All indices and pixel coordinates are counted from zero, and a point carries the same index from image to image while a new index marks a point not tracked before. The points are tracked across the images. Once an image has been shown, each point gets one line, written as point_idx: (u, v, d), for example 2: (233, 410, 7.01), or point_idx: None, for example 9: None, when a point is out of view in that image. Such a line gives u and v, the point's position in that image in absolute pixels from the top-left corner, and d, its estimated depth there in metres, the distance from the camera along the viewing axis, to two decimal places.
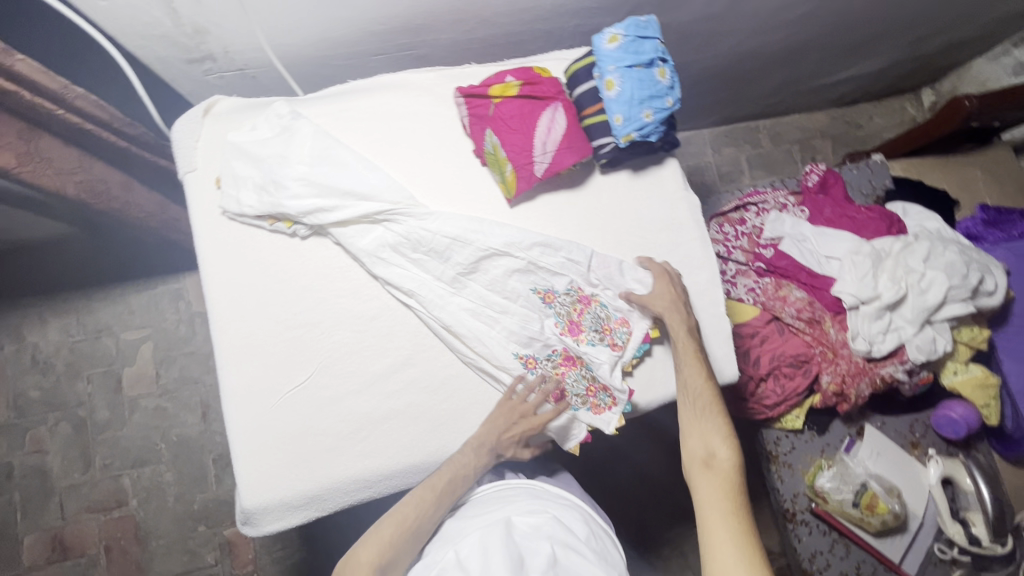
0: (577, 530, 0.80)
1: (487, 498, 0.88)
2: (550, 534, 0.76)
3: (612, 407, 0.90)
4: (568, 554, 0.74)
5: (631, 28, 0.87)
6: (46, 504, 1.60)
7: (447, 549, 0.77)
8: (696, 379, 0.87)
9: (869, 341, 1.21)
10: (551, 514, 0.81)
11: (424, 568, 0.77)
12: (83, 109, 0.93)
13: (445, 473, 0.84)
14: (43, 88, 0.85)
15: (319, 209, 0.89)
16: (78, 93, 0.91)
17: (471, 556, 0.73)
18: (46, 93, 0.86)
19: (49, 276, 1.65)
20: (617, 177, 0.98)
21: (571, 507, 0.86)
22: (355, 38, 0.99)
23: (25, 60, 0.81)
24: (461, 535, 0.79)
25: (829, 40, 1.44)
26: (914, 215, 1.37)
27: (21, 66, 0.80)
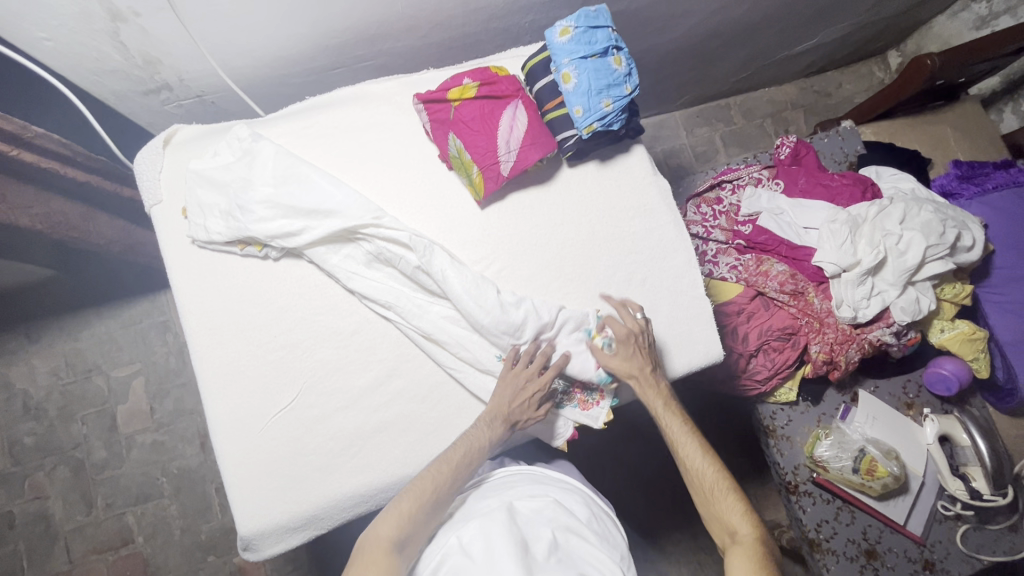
0: (578, 512, 0.81)
1: (485, 488, 0.86)
2: (552, 517, 0.77)
3: (600, 402, 0.91)
4: (569, 537, 0.75)
5: (581, 18, 0.86)
6: (51, 549, 1.59)
7: (448, 535, 0.76)
8: (696, 457, 0.87)
9: (854, 308, 1.20)
10: (552, 497, 0.81)
11: (427, 556, 0.76)
12: (43, 148, 0.93)
13: (467, 446, 0.82)
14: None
15: (287, 230, 0.88)
16: (37, 132, 0.90)
17: (473, 541, 0.72)
18: (5, 134, 0.86)
19: (33, 321, 1.64)
20: (585, 169, 0.98)
21: (571, 490, 0.86)
22: (310, 54, 0.99)
23: None
24: (463, 521, 0.78)
25: (789, 12, 1.44)
26: (888, 178, 1.37)
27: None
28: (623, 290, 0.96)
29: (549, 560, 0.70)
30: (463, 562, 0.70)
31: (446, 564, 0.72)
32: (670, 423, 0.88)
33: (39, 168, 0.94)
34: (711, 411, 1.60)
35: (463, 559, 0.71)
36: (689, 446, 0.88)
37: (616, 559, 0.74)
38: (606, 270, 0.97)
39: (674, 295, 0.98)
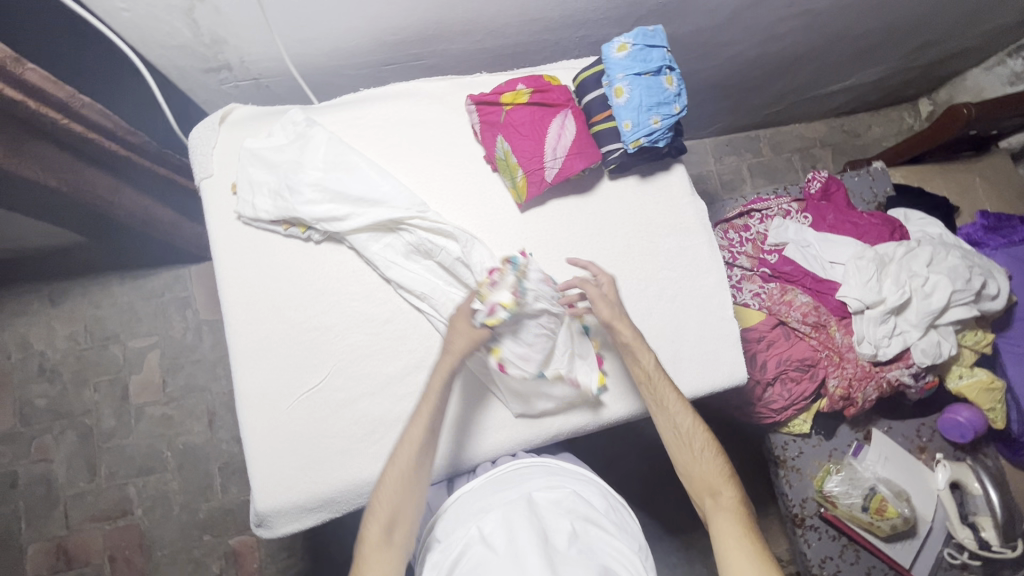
0: (596, 504, 0.82)
1: (500, 472, 0.87)
2: (571, 508, 0.78)
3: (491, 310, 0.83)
4: (588, 528, 0.75)
5: (639, 37, 0.88)
6: (50, 513, 1.59)
7: (468, 526, 0.77)
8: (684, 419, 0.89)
9: (875, 345, 1.22)
10: (570, 489, 0.82)
11: (446, 544, 0.77)
12: (90, 119, 0.92)
13: (429, 410, 0.82)
14: (50, 97, 0.83)
15: (333, 215, 0.90)
16: (84, 102, 0.89)
17: (495, 533, 0.74)
18: (54, 101, 0.84)
19: (57, 285, 1.66)
20: (625, 182, 1.00)
21: (588, 482, 0.86)
22: (368, 48, 1.02)
23: (35, 68, 0.79)
24: (482, 512, 0.79)
25: (828, 51, 1.47)
26: (916, 221, 1.39)
27: (30, 75, 0.79)
28: (652, 304, 0.98)
29: (570, 550, 0.71)
30: (486, 553, 0.71)
31: (467, 555, 0.73)
32: (661, 383, 0.89)
33: (84, 138, 0.93)
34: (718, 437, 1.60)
35: (485, 552, 0.72)
36: (677, 407, 0.89)
37: (634, 549, 0.75)
38: (637, 285, 0.98)
39: (702, 314, 0.99)
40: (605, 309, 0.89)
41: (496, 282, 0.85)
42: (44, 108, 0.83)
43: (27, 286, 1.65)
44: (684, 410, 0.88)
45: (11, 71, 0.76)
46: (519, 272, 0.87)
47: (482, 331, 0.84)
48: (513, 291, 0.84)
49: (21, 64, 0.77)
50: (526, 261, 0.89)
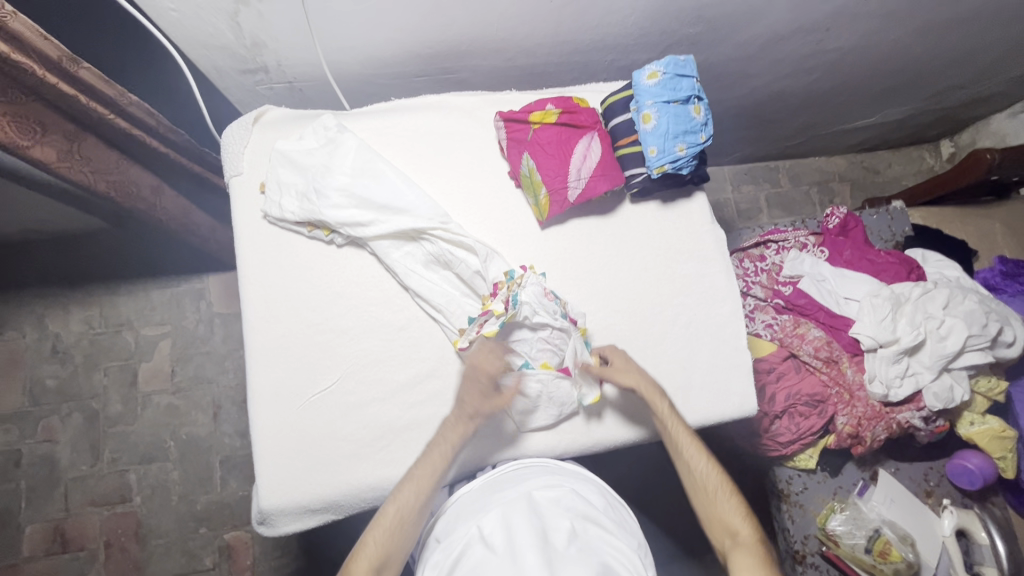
0: (594, 502, 0.82)
1: (499, 473, 0.88)
2: (570, 505, 0.78)
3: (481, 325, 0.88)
4: (587, 526, 0.75)
5: (670, 66, 0.89)
6: (51, 494, 1.60)
7: (468, 525, 0.77)
8: (700, 462, 0.90)
9: (887, 385, 1.21)
10: (568, 487, 0.82)
11: (445, 546, 0.77)
12: (136, 118, 0.94)
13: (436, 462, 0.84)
14: (100, 94, 0.85)
15: (357, 221, 0.92)
16: (132, 100, 0.91)
17: (495, 533, 0.74)
18: (103, 98, 0.87)
19: (76, 269, 1.68)
20: (646, 207, 1.01)
21: (586, 480, 0.86)
22: (402, 59, 1.04)
23: (88, 68, 0.81)
24: (482, 511, 0.79)
25: (853, 89, 1.48)
26: (934, 263, 1.38)
27: (84, 73, 0.81)
28: (666, 329, 0.98)
29: (569, 549, 0.70)
30: (486, 551, 0.71)
31: (466, 554, 0.73)
32: (675, 425, 0.91)
33: (126, 135, 0.95)
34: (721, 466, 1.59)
35: (484, 552, 0.72)
36: (691, 447, 0.91)
37: (632, 547, 0.75)
38: (653, 309, 0.98)
39: (716, 342, 0.99)
40: (618, 376, 0.90)
41: (494, 293, 0.90)
42: (93, 104, 0.86)
43: (45, 267, 1.68)
44: (700, 453, 0.90)
45: (66, 69, 0.79)
46: (514, 283, 0.90)
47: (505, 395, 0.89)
48: (505, 300, 0.88)
49: (77, 64, 0.80)
50: (523, 274, 0.92)
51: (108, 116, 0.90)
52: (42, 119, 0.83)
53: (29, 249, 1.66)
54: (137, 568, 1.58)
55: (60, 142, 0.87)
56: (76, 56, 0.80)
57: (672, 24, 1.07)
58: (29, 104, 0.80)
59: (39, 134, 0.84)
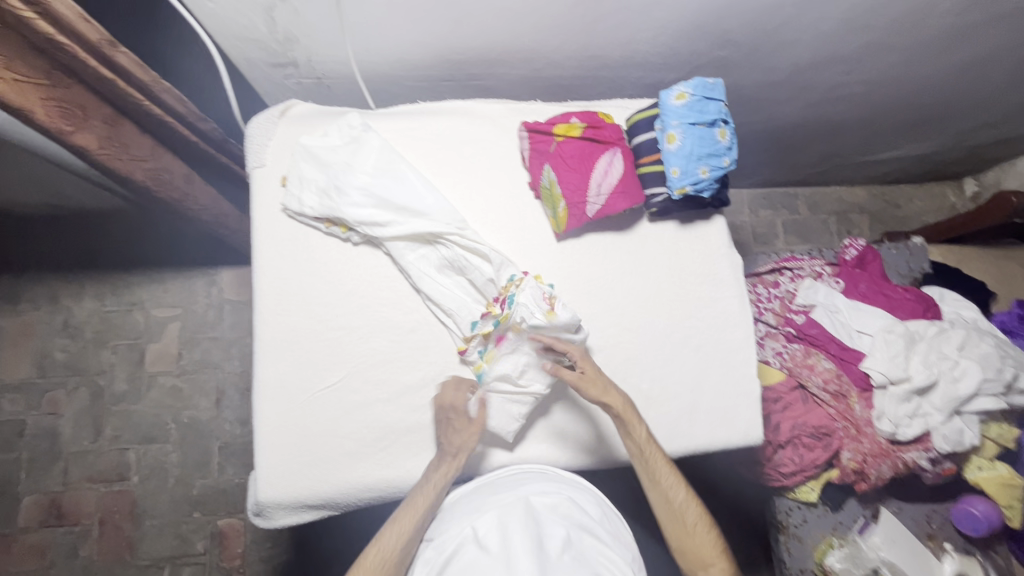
0: (591, 511, 0.81)
1: (492, 478, 0.88)
2: (566, 514, 0.78)
3: (482, 328, 0.90)
4: (582, 536, 0.74)
5: (698, 88, 0.89)
6: (51, 467, 1.62)
7: (463, 525, 0.78)
8: (679, 494, 0.91)
9: (895, 424, 1.19)
10: (566, 495, 0.82)
11: (440, 542, 0.78)
12: (167, 104, 0.96)
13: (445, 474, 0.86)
14: (137, 80, 0.88)
15: (375, 221, 0.92)
16: (164, 87, 0.93)
17: (488, 534, 0.73)
18: (138, 83, 0.90)
19: (92, 246, 1.70)
20: (664, 227, 1.01)
21: (584, 490, 0.86)
22: (431, 63, 1.05)
23: (126, 52, 0.84)
24: (478, 512, 0.79)
25: (880, 121, 1.47)
26: (950, 302, 1.36)
27: (121, 58, 0.84)
28: (674, 351, 0.97)
29: (563, 557, 0.69)
30: (479, 553, 0.71)
31: (460, 555, 0.73)
32: (653, 454, 0.89)
33: (158, 121, 0.98)
34: (719, 491, 1.57)
35: (476, 552, 0.71)
36: (671, 481, 0.91)
37: (626, 559, 0.74)
38: (663, 329, 0.98)
39: (725, 367, 0.98)
40: (589, 386, 0.87)
41: (497, 298, 0.91)
42: (129, 89, 0.89)
43: (63, 243, 1.70)
44: (679, 486, 0.91)
45: (105, 52, 0.81)
46: (513, 286, 0.89)
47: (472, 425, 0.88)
48: (503, 303, 0.88)
49: (115, 48, 0.83)
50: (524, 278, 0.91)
51: (143, 102, 0.93)
52: (83, 104, 0.87)
53: (50, 224, 1.69)
54: (129, 547, 1.59)
55: (98, 126, 0.90)
56: (114, 40, 0.82)
57: (703, 46, 1.07)
58: (70, 89, 0.84)
59: (80, 121, 0.86)
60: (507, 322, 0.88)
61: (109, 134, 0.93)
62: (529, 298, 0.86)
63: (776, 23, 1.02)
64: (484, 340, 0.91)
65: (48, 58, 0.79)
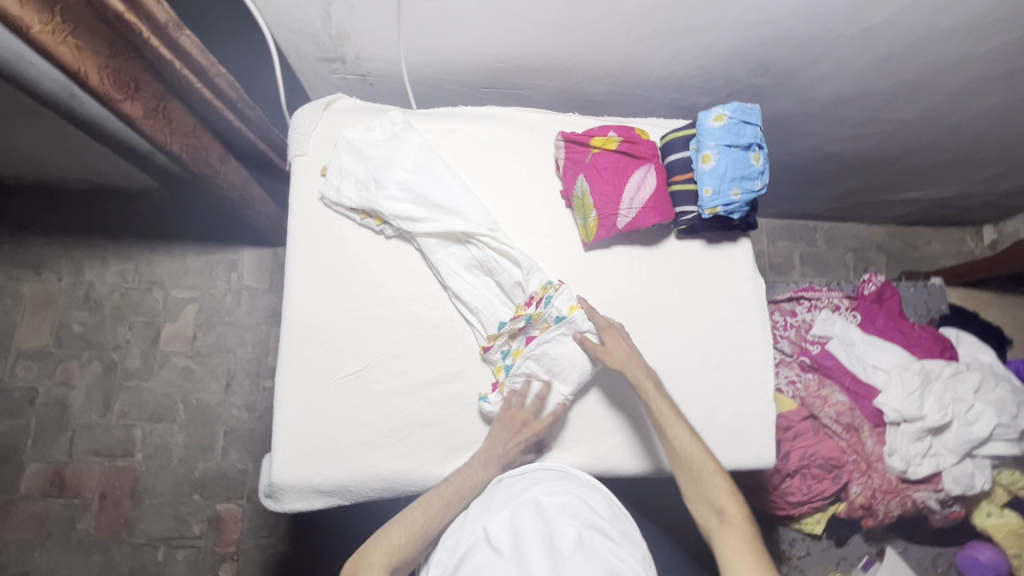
0: (600, 511, 0.80)
1: (504, 480, 0.87)
2: (576, 514, 0.77)
3: (512, 327, 0.92)
4: (594, 534, 0.73)
5: (737, 111, 0.90)
6: (58, 437, 1.63)
7: (475, 526, 0.78)
8: (685, 438, 0.88)
9: (906, 461, 1.19)
10: (575, 495, 0.81)
11: (451, 542, 0.79)
12: (220, 88, 1.01)
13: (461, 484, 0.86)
14: (194, 62, 0.93)
15: (411, 216, 0.94)
16: (219, 73, 0.98)
17: (501, 535, 0.74)
18: (194, 66, 0.93)
19: (120, 223, 1.74)
20: (691, 245, 1.02)
21: (593, 489, 0.85)
22: (474, 69, 1.08)
23: (188, 35, 0.88)
24: (489, 513, 0.80)
25: (906, 161, 1.49)
26: (968, 345, 1.36)
27: (183, 39, 0.88)
28: (694, 368, 0.98)
29: (575, 556, 0.69)
30: (491, 554, 0.72)
31: (472, 555, 0.73)
32: (658, 401, 0.90)
33: (207, 105, 1.01)
34: None
35: (490, 553, 0.72)
36: (675, 423, 0.89)
37: (638, 558, 0.73)
38: (684, 346, 0.99)
39: (742, 389, 0.99)
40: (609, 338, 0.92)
41: (528, 300, 0.94)
42: (185, 70, 0.92)
43: (93, 218, 1.73)
44: (684, 430, 0.88)
45: (169, 34, 0.86)
46: (550, 288, 0.94)
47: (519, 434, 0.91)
48: (537, 302, 0.92)
49: (179, 30, 0.87)
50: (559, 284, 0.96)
51: (196, 83, 0.96)
52: (136, 77, 0.90)
53: (83, 199, 1.73)
54: (126, 524, 1.59)
55: (146, 99, 0.94)
56: (178, 22, 0.87)
57: (740, 72, 1.10)
58: (127, 62, 0.87)
59: (132, 90, 0.89)
60: (540, 319, 0.92)
61: (154, 107, 0.95)
62: (566, 301, 0.93)
63: (816, 56, 1.04)
64: (509, 340, 0.93)
65: (113, 30, 0.82)
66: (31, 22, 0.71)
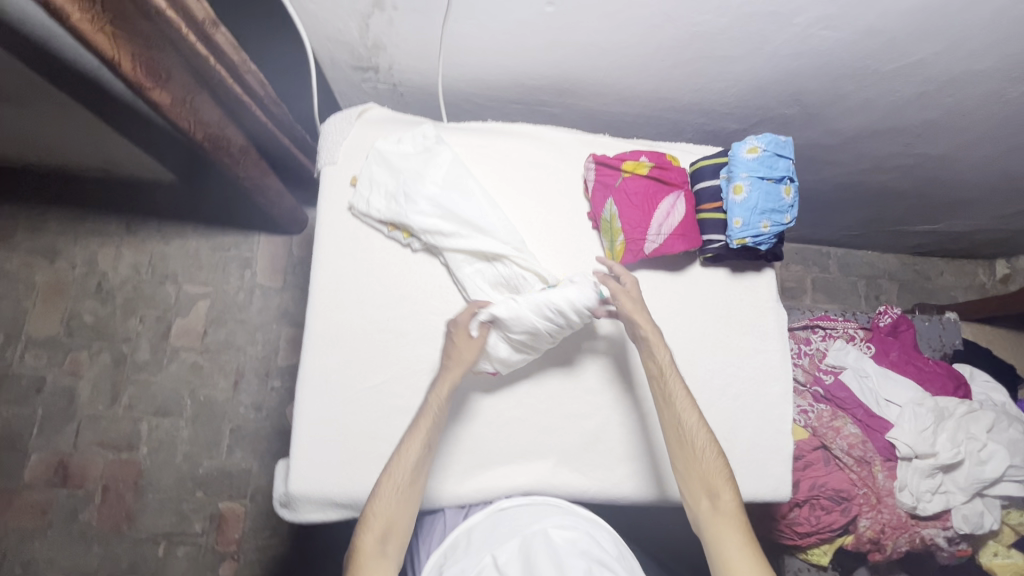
0: (608, 549, 0.82)
1: (506, 508, 0.92)
2: (585, 549, 0.79)
3: None
4: (602, 569, 0.75)
5: (771, 144, 0.90)
6: (63, 427, 1.62)
7: (483, 553, 0.81)
8: (691, 417, 0.89)
9: (916, 497, 1.20)
10: (584, 530, 0.84)
11: (457, 569, 0.80)
12: (249, 85, 1.02)
13: (427, 426, 0.87)
14: (228, 59, 0.94)
15: (440, 231, 0.94)
16: (249, 68, 1.00)
17: (511, 563, 0.78)
18: (227, 62, 0.95)
19: (136, 214, 1.74)
20: (716, 273, 1.02)
21: (601, 527, 0.87)
22: (507, 85, 1.08)
23: (223, 32, 0.90)
24: (497, 542, 0.83)
25: (926, 194, 1.49)
26: (981, 382, 1.36)
27: (218, 36, 0.89)
28: (714, 397, 0.98)
29: None
30: None
31: None
32: (670, 376, 0.91)
33: (236, 100, 1.01)
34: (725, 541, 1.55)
35: None
36: (684, 402, 0.90)
37: None
38: (704, 374, 0.99)
39: (761, 420, 0.98)
40: (626, 302, 0.92)
41: None
42: (219, 67, 0.93)
43: (109, 209, 1.73)
44: (692, 410, 0.89)
45: (207, 32, 0.87)
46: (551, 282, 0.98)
47: (477, 343, 0.90)
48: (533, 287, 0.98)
49: (215, 26, 0.88)
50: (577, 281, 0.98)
51: (228, 79, 0.97)
52: (169, 68, 0.90)
53: (101, 188, 1.73)
54: (128, 518, 1.58)
55: (175, 90, 0.94)
56: (216, 20, 0.88)
57: (771, 102, 1.10)
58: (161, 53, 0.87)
59: (162, 80, 0.90)
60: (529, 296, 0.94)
61: (182, 98, 0.96)
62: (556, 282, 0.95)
63: (848, 90, 1.05)
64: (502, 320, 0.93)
65: (151, 24, 0.82)
66: (71, 11, 0.70)
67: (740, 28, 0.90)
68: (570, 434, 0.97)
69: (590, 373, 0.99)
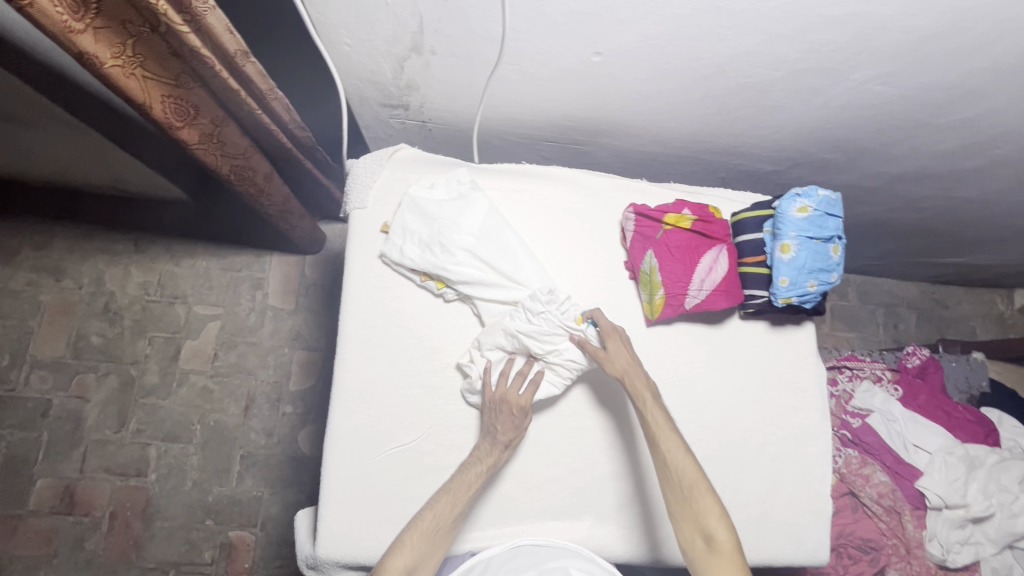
0: None
1: (525, 545, 0.88)
2: None
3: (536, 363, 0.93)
4: None
5: (822, 203, 0.86)
6: (70, 451, 1.58)
7: None
8: (677, 455, 0.81)
9: (944, 548, 1.18)
10: None
11: None
12: (276, 114, 0.98)
13: (470, 480, 0.84)
14: (256, 88, 0.90)
15: (475, 282, 0.91)
16: (277, 96, 0.95)
17: None
18: (255, 91, 0.90)
19: (145, 232, 1.69)
20: (754, 327, 0.99)
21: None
22: (541, 125, 1.05)
23: (255, 63, 0.84)
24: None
25: (955, 232, 1.46)
26: (1010, 428, 1.34)
27: (249, 67, 0.84)
28: (752, 458, 0.96)
29: None
30: None
31: None
32: (654, 414, 0.84)
33: (264, 129, 0.97)
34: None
35: None
36: (669, 438, 0.82)
37: None
38: (743, 433, 0.97)
39: (798, 481, 0.97)
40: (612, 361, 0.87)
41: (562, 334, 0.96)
42: (247, 99, 0.89)
43: (117, 227, 1.68)
44: (678, 445, 0.81)
45: (237, 63, 0.82)
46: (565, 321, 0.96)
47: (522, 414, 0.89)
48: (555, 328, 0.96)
49: (246, 57, 0.83)
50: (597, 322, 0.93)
51: (257, 108, 0.93)
52: (197, 104, 0.85)
53: (108, 205, 1.68)
54: (136, 546, 1.55)
55: (203, 124, 0.88)
56: (247, 49, 0.83)
57: (812, 147, 1.06)
58: (192, 91, 0.83)
59: (191, 117, 0.86)
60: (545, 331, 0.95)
61: (211, 132, 0.90)
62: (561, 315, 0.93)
63: (894, 139, 1.02)
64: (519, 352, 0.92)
65: (181, 61, 0.78)
66: (105, 58, 0.70)
67: (793, 81, 0.87)
68: (607, 494, 0.95)
69: (626, 428, 0.96)
